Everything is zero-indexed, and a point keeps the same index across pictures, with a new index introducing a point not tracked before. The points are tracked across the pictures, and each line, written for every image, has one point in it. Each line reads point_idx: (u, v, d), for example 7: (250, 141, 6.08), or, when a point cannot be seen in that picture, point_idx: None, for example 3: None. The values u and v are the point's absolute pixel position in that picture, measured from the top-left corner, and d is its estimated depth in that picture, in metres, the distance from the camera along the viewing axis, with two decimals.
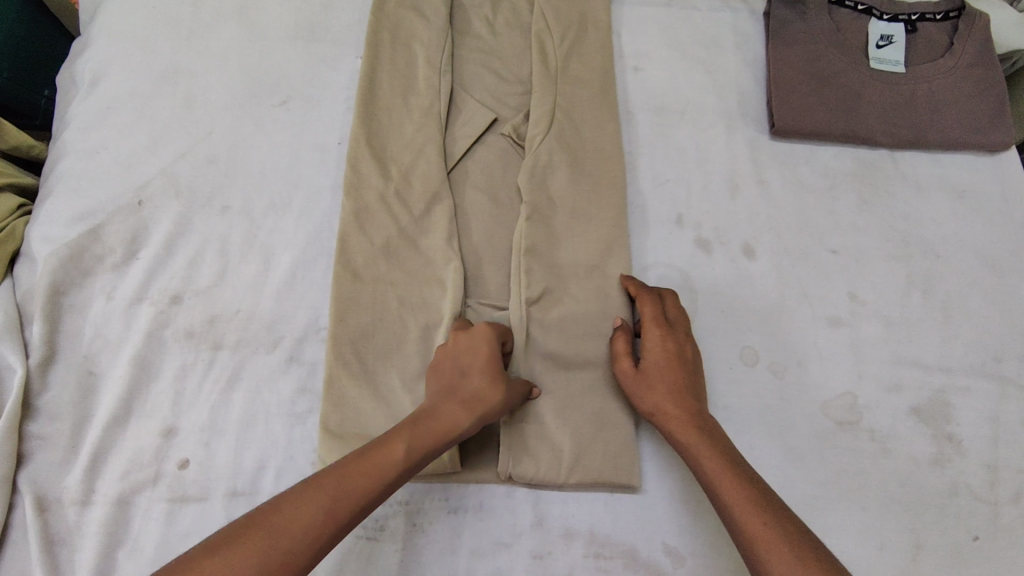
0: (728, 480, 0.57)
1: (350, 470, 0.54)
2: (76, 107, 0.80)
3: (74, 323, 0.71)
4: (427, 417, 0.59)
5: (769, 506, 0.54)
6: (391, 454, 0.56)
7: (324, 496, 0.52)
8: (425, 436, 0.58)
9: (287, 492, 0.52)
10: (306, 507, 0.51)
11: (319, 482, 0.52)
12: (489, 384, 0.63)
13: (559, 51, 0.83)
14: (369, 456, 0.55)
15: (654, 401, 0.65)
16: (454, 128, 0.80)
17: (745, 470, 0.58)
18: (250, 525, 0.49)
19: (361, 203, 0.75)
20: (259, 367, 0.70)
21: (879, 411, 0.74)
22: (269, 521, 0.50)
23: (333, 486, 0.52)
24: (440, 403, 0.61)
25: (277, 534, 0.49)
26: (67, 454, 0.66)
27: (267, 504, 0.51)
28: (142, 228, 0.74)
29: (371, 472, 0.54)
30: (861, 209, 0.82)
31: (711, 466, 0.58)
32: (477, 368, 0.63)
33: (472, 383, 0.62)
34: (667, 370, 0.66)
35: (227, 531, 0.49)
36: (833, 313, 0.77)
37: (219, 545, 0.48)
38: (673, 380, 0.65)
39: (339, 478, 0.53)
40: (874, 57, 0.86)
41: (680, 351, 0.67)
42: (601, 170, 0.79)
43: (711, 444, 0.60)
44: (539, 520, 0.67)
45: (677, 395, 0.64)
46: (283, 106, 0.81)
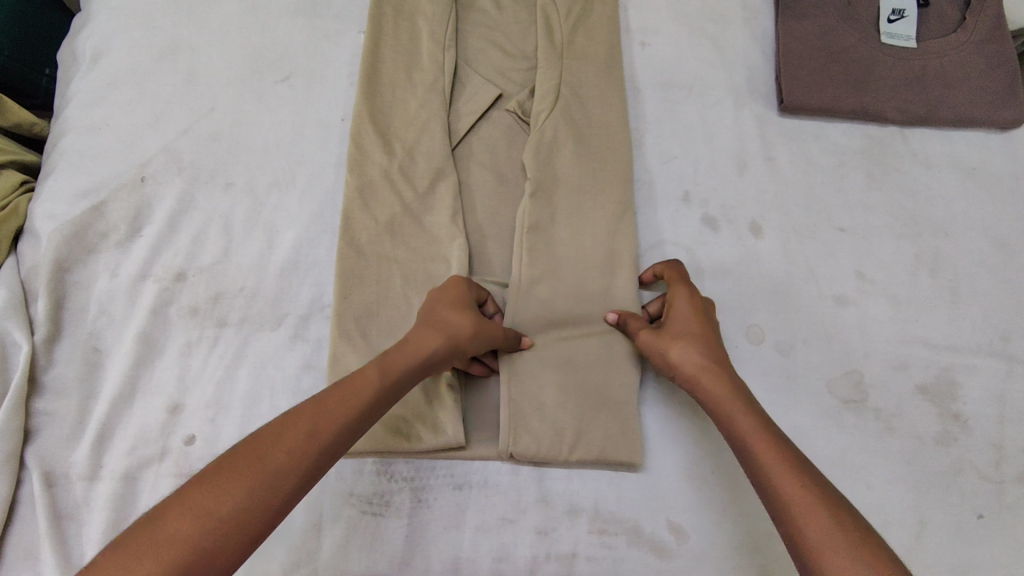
0: (765, 443, 0.56)
1: (324, 398, 0.54)
2: (77, 83, 0.79)
3: (79, 300, 0.71)
4: (399, 347, 0.59)
5: (809, 474, 0.54)
6: (363, 379, 0.56)
7: (302, 423, 0.51)
8: (397, 363, 0.58)
9: (267, 425, 0.51)
10: (286, 435, 0.50)
11: (295, 412, 0.52)
12: (461, 313, 0.63)
13: (565, 26, 0.81)
14: (342, 385, 0.55)
15: (686, 358, 0.64)
16: (458, 104, 0.79)
17: (782, 437, 0.57)
18: (233, 456, 0.49)
19: (365, 179, 0.74)
20: (264, 344, 0.70)
21: (886, 390, 0.73)
22: (253, 450, 0.49)
23: (313, 413, 0.52)
24: (409, 335, 0.61)
25: (261, 460, 0.48)
26: (74, 430, 0.67)
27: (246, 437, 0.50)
28: (145, 205, 0.74)
29: (345, 398, 0.54)
30: (869, 186, 0.81)
31: (749, 430, 0.58)
32: (447, 302, 0.64)
33: (442, 313, 0.63)
34: (699, 333, 0.65)
35: (212, 466, 0.48)
36: (840, 291, 0.77)
37: (205, 478, 0.47)
38: (707, 343, 0.65)
39: (316, 404, 0.53)
40: (886, 31, 0.85)
41: (710, 320, 0.67)
42: (607, 147, 0.78)
43: (744, 407, 0.59)
44: (543, 496, 0.68)
45: (709, 356, 0.64)
46: (286, 82, 0.80)
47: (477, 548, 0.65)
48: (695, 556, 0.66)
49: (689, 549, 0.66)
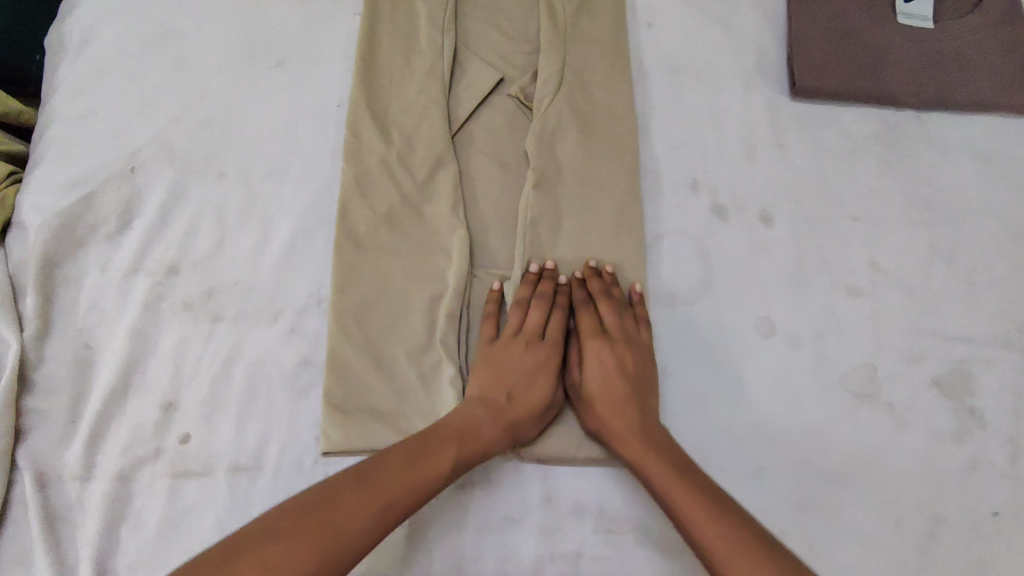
0: (678, 485, 0.55)
1: (404, 475, 0.53)
2: (64, 69, 0.77)
3: (69, 295, 0.69)
4: (480, 425, 0.60)
5: (733, 515, 0.53)
6: (440, 459, 0.56)
7: (380, 498, 0.51)
8: (474, 444, 0.59)
9: (344, 485, 0.51)
10: (365, 510, 0.50)
11: (377, 483, 0.52)
12: (538, 397, 0.63)
13: (568, 7, 0.78)
14: (421, 460, 0.55)
15: (600, 395, 0.63)
16: (457, 89, 0.76)
17: (698, 476, 0.57)
18: (310, 519, 0.48)
19: (362, 169, 0.71)
20: (260, 340, 0.68)
21: (899, 383, 0.71)
22: (330, 518, 0.49)
23: (394, 485, 0.52)
24: (486, 406, 0.61)
25: (343, 528, 0.48)
26: (67, 429, 0.65)
27: (324, 497, 0.50)
28: (136, 196, 0.72)
29: (420, 478, 0.54)
30: (883, 173, 0.78)
31: (660, 475, 0.57)
32: (535, 376, 0.64)
33: (530, 393, 0.63)
34: (617, 359, 0.64)
35: (290, 520, 0.48)
36: (853, 282, 0.74)
37: (280, 536, 0.47)
38: (620, 375, 0.63)
39: (400, 476, 0.53)
40: (902, 11, 0.82)
41: (633, 341, 0.66)
42: (612, 134, 0.75)
43: (652, 445, 0.59)
44: (547, 495, 0.66)
45: (618, 389, 0.63)
46: (279, 67, 0.78)
47: (479, 548, 0.64)
48: None
49: None
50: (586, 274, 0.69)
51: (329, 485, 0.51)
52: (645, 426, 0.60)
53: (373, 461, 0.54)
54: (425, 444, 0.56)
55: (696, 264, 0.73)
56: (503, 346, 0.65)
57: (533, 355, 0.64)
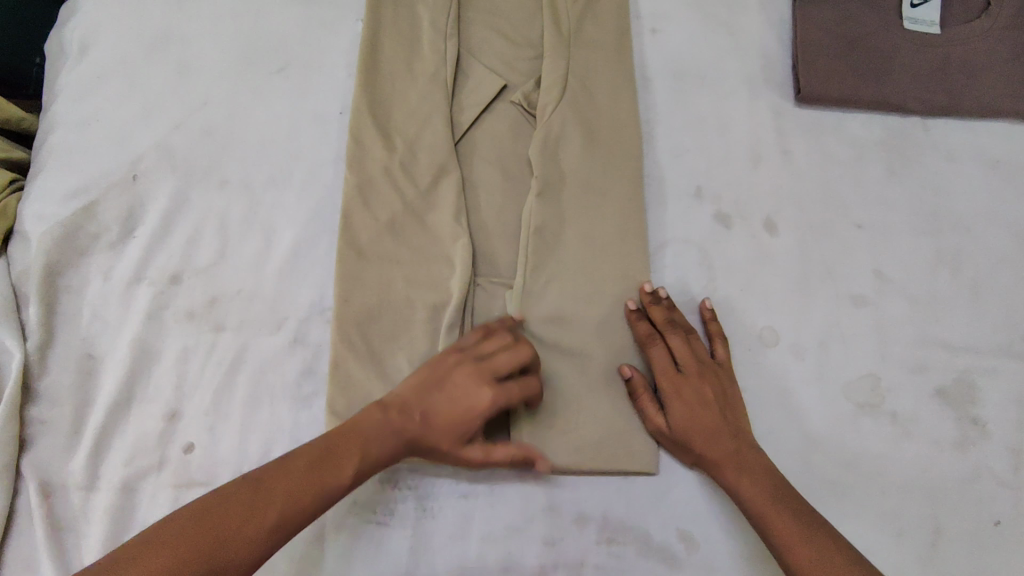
0: (773, 510, 0.58)
1: (299, 485, 0.53)
2: (65, 76, 0.76)
3: (72, 304, 0.68)
4: (380, 441, 0.57)
5: (825, 538, 0.56)
6: (336, 475, 0.55)
7: (269, 508, 0.51)
8: (373, 461, 0.57)
9: (238, 494, 0.51)
10: (254, 519, 0.50)
11: (270, 492, 0.52)
12: (449, 437, 0.59)
13: (572, 12, 0.78)
14: (321, 470, 0.54)
15: (690, 431, 0.64)
16: (461, 95, 0.76)
17: (788, 495, 0.60)
18: (200, 525, 0.49)
19: (364, 177, 0.71)
20: (262, 349, 0.68)
21: (903, 393, 0.71)
22: (218, 525, 0.49)
23: (282, 497, 0.52)
24: (398, 423, 0.59)
25: (220, 541, 0.49)
26: (71, 439, 0.65)
27: (217, 504, 0.50)
28: (139, 205, 0.71)
29: (318, 489, 0.54)
30: (888, 180, 0.78)
31: (755, 499, 0.60)
32: (456, 406, 0.60)
33: (444, 420, 0.59)
34: (697, 390, 0.65)
35: (173, 527, 0.49)
36: (857, 291, 0.74)
37: (170, 543, 0.48)
38: (705, 407, 0.64)
39: (287, 491, 0.52)
40: (909, 16, 0.81)
41: (708, 367, 0.67)
42: (616, 141, 0.75)
43: (745, 473, 0.61)
44: (551, 505, 0.66)
45: (709, 419, 0.64)
46: (281, 74, 0.77)
47: (484, 558, 0.64)
48: (705, 565, 0.65)
49: (700, 558, 0.65)
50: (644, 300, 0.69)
51: (223, 491, 0.52)
52: (739, 453, 0.62)
53: (277, 464, 0.54)
54: (322, 456, 0.55)
55: (699, 273, 0.73)
56: (453, 365, 0.61)
57: (468, 387, 0.60)
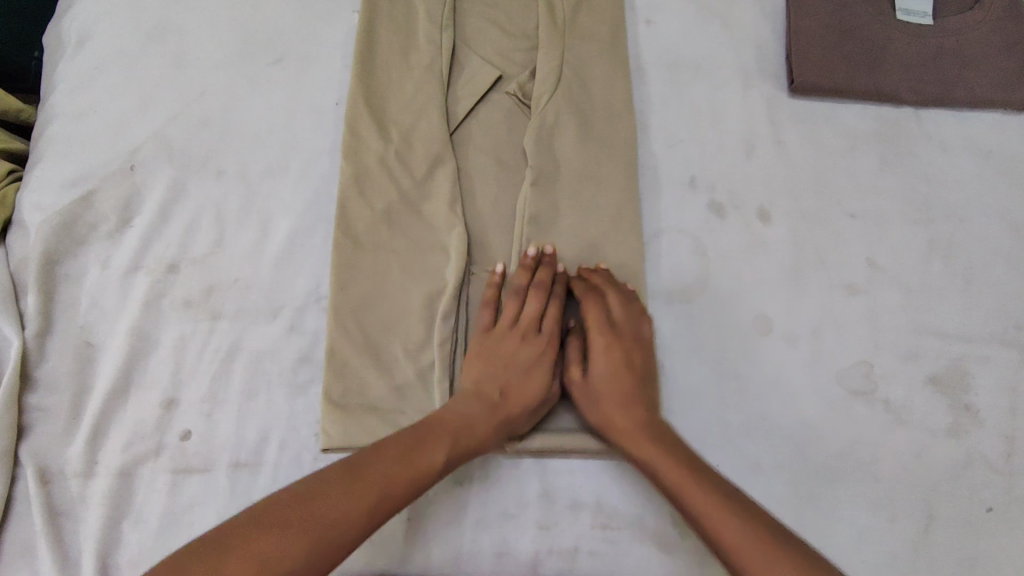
0: (689, 482, 0.56)
1: (395, 467, 0.55)
2: (63, 67, 0.76)
3: (70, 293, 0.69)
4: (456, 416, 0.60)
5: (752, 513, 0.53)
6: (429, 457, 0.57)
7: (370, 492, 0.52)
8: (464, 440, 0.59)
9: (334, 479, 0.52)
10: (355, 503, 0.51)
11: (368, 476, 0.53)
12: (531, 398, 0.63)
13: (566, 4, 0.78)
14: (413, 455, 0.56)
15: (608, 408, 0.63)
16: (456, 87, 0.76)
17: (713, 475, 0.57)
18: (307, 511, 0.50)
19: (361, 167, 0.72)
20: (259, 337, 0.69)
21: (895, 381, 0.72)
22: (323, 510, 0.50)
23: (378, 479, 0.53)
24: (467, 402, 0.62)
25: (325, 522, 0.50)
26: (68, 426, 0.66)
27: (316, 489, 0.51)
28: (135, 194, 0.72)
29: (414, 472, 0.55)
30: (882, 170, 0.78)
31: (670, 473, 0.57)
32: (517, 367, 0.64)
33: (516, 385, 0.63)
34: (602, 355, 0.65)
35: (275, 509, 0.50)
36: (851, 280, 0.75)
37: (270, 529, 0.48)
38: (621, 382, 0.64)
39: (381, 474, 0.54)
40: (902, 7, 0.81)
41: (620, 329, 0.66)
42: (610, 130, 0.75)
43: (661, 444, 0.59)
44: (544, 491, 0.66)
45: (621, 388, 0.63)
46: (277, 65, 0.77)
47: (478, 543, 0.65)
48: (699, 551, 0.65)
49: (692, 543, 0.65)
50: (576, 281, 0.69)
51: (321, 477, 0.53)
52: (651, 426, 0.61)
53: (370, 451, 0.55)
54: (417, 438, 0.58)
55: (693, 262, 0.74)
56: (510, 336, 0.66)
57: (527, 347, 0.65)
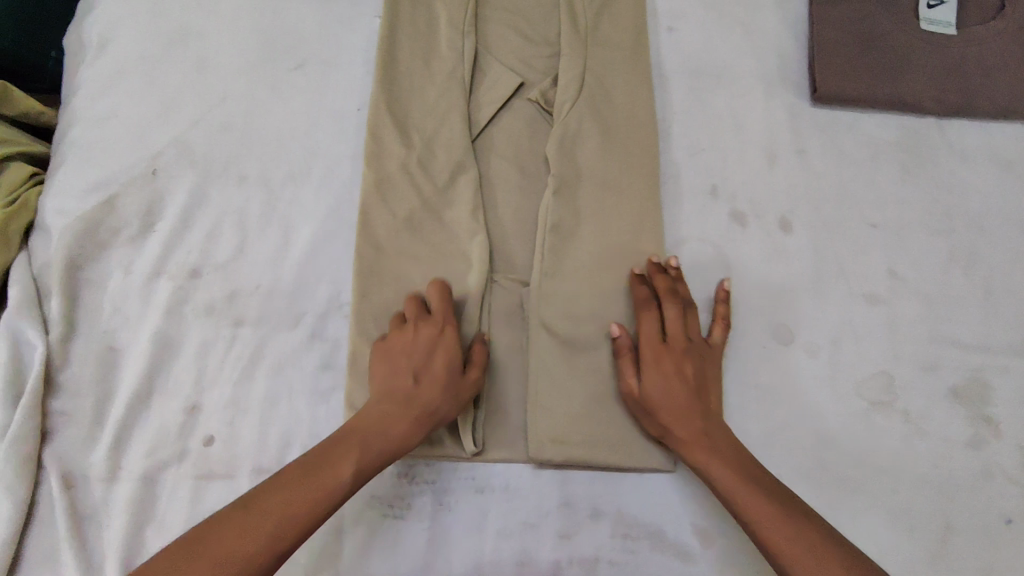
0: (748, 494, 0.58)
1: (293, 493, 0.54)
2: (85, 70, 0.76)
3: (93, 298, 0.69)
4: (365, 426, 0.59)
5: (806, 520, 0.56)
6: (336, 472, 0.56)
7: (269, 523, 0.52)
8: (372, 444, 0.58)
9: (230, 517, 0.52)
10: (249, 535, 0.52)
11: (263, 506, 0.53)
12: (442, 387, 0.61)
13: (589, 10, 0.78)
14: (313, 476, 0.55)
15: (665, 414, 0.63)
16: (478, 93, 0.76)
17: (766, 481, 0.59)
18: (197, 551, 0.50)
19: (382, 173, 0.72)
20: (280, 344, 0.69)
21: (915, 392, 0.72)
22: (217, 548, 0.51)
23: (274, 506, 0.53)
24: (375, 408, 0.60)
25: (219, 559, 0.50)
26: (91, 431, 0.66)
27: (211, 528, 0.52)
28: (157, 199, 0.72)
29: (316, 491, 0.55)
30: (903, 180, 0.78)
31: (726, 480, 0.59)
32: (427, 368, 0.62)
33: (427, 384, 0.61)
34: (655, 363, 0.65)
35: (172, 553, 0.51)
36: (871, 290, 0.74)
37: None
38: (681, 389, 0.63)
39: (281, 499, 0.54)
40: (926, 17, 0.81)
41: (674, 335, 0.66)
42: (632, 138, 0.75)
43: (717, 455, 0.60)
44: (566, 500, 0.67)
45: (679, 396, 0.63)
46: (298, 70, 0.77)
47: (500, 551, 0.65)
48: (719, 560, 0.65)
49: (713, 553, 0.66)
50: (650, 270, 0.69)
51: (214, 518, 0.53)
52: (708, 435, 0.62)
53: (269, 481, 0.55)
54: (317, 456, 0.57)
55: (714, 271, 0.74)
56: (411, 334, 0.64)
57: (435, 349, 0.63)
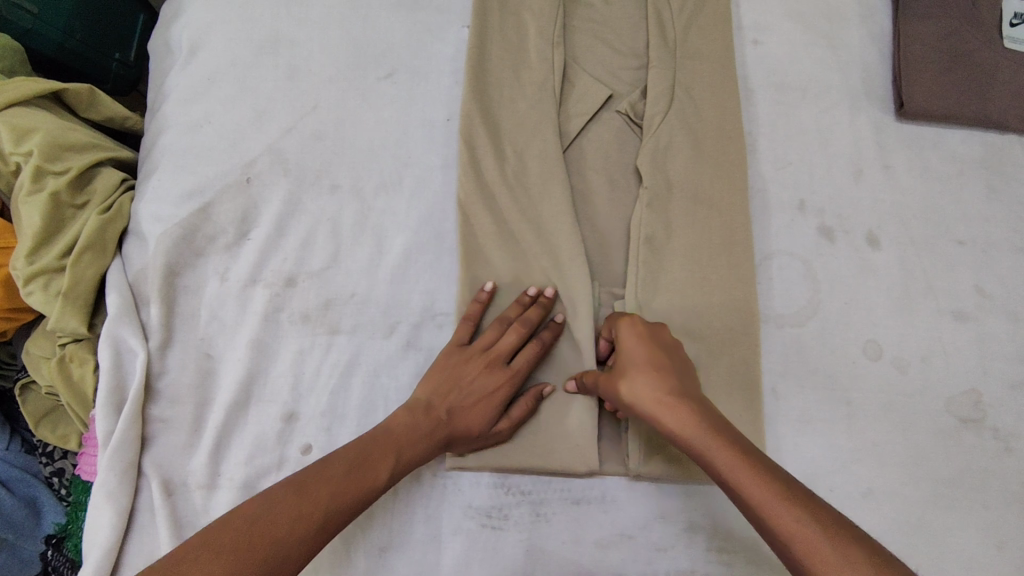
0: (750, 473, 0.51)
1: (340, 488, 0.56)
2: (176, 77, 0.77)
3: (190, 304, 0.69)
4: (408, 438, 0.61)
5: (823, 514, 0.48)
6: (374, 474, 0.58)
7: (318, 509, 0.54)
8: (407, 458, 0.60)
9: (281, 499, 0.53)
10: (301, 523, 0.52)
11: (313, 493, 0.54)
12: (475, 425, 0.63)
13: (677, 22, 0.78)
14: (356, 476, 0.57)
15: (645, 392, 0.58)
16: (568, 105, 0.76)
17: (771, 466, 0.52)
18: (253, 531, 0.50)
19: (476, 183, 0.72)
20: (376, 353, 0.69)
21: (1004, 409, 0.72)
22: (271, 530, 0.51)
23: (322, 494, 0.54)
24: (417, 417, 0.62)
25: (273, 542, 0.51)
26: (190, 438, 0.66)
27: (263, 510, 0.52)
28: (252, 206, 0.72)
29: (356, 491, 0.56)
30: (988, 197, 0.78)
31: (722, 458, 0.53)
32: (474, 394, 0.64)
33: (465, 412, 0.63)
34: (634, 359, 0.61)
35: (220, 533, 0.50)
36: (958, 307, 0.75)
37: (214, 548, 0.48)
38: (660, 365, 0.59)
39: (328, 490, 0.55)
40: (1009, 35, 0.81)
41: (655, 334, 0.63)
42: (722, 149, 0.75)
43: (715, 433, 0.54)
44: (662, 513, 0.67)
45: (661, 373, 0.59)
46: (388, 79, 0.77)
47: (597, 563, 0.65)
48: None
49: None
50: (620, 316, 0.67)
51: (264, 500, 0.53)
52: (700, 414, 0.56)
53: (316, 470, 0.56)
54: (366, 453, 0.58)
55: (804, 285, 0.74)
56: (476, 357, 0.65)
57: (488, 378, 0.64)
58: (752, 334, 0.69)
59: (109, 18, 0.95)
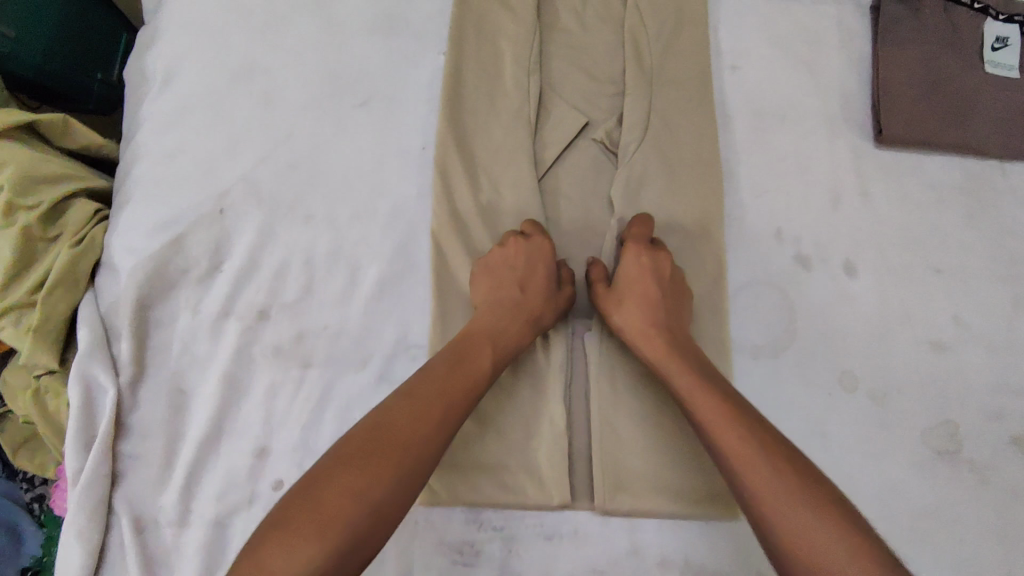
0: (757, 457, 0.54)
1: (405, 429, 0.54)
2: (149, 105, 0.76)
3: (162, 339, 0.69)
4: (492, 325, 0.64)
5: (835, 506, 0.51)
6: (444, 398, 0.57)
7: (388, 458, 0.52)
8: (498, 342, 0.63)
9: (348, 460, 0.51)
10: (373, 475, 0.51)
11: (377, 446, 0.53)
12: (547, 293, 0.67)
13: (654, 49, 0.78)
14: (421, 413, 0.56)
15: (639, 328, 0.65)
16: (544, 133, 0.76)
17: (783, 450, 0.55)
18: (322, 497, 0.49)
19: (450, 215, 0.71)
20: (348, 387, 0.68)
21: (980, 440, 0.72)
22: (343, 488, 0.50)
23: (388, 444, 0.53)
24: (487, 311, 0.65)
25: (345, 498, 0.49)
26: (161, 474, 0.66)
27: (331, 473, 0.51)
28: (225, 238, 0.72)
29: (428, 427, 0.55)
30: (965, 225, 0.78)
31: (735, 448, 0.56)
32: (527, 274, 0.67)
33: (533, 290, 0.67)
34: (637, 284, 0.67)
35: (294, 506, 0.49)
36: (936, 336, 0.74)
37: (290, 526, 0.48)
38: (654, 306, 0.66)
39: (391, 437, 0.53)
40: (990, 60, 0.80)
41: (654, 265, 0.68)
42: (699, 178, 0.74)
43: (730, 419, 0.57)
44: (634, 548, 0.66)
45: (654, 315, 0.65)
46: (363, 107, 0.76)
47: None
48: None
49: None
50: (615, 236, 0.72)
51: (331, 462, 0.52)
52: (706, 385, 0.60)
53: (392, 404, 0.56)
54: (437, 362, 0.60)
55: (780, 316, 0.73)
56: (503, 254, 0.68)
57: (534, 256, 0.68)
58: (723, 367, 0.69)
59: (88, 37, 0.95)
